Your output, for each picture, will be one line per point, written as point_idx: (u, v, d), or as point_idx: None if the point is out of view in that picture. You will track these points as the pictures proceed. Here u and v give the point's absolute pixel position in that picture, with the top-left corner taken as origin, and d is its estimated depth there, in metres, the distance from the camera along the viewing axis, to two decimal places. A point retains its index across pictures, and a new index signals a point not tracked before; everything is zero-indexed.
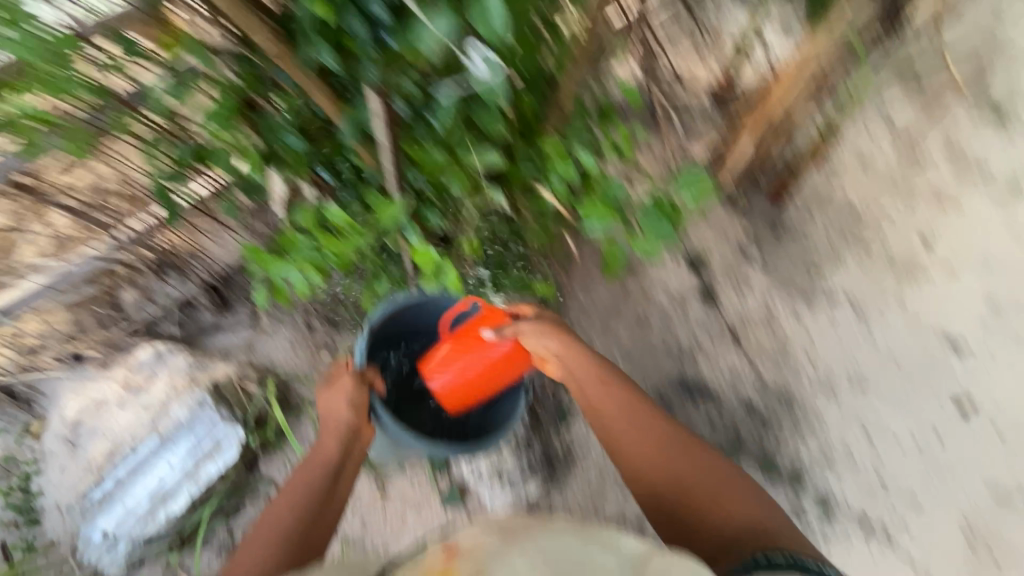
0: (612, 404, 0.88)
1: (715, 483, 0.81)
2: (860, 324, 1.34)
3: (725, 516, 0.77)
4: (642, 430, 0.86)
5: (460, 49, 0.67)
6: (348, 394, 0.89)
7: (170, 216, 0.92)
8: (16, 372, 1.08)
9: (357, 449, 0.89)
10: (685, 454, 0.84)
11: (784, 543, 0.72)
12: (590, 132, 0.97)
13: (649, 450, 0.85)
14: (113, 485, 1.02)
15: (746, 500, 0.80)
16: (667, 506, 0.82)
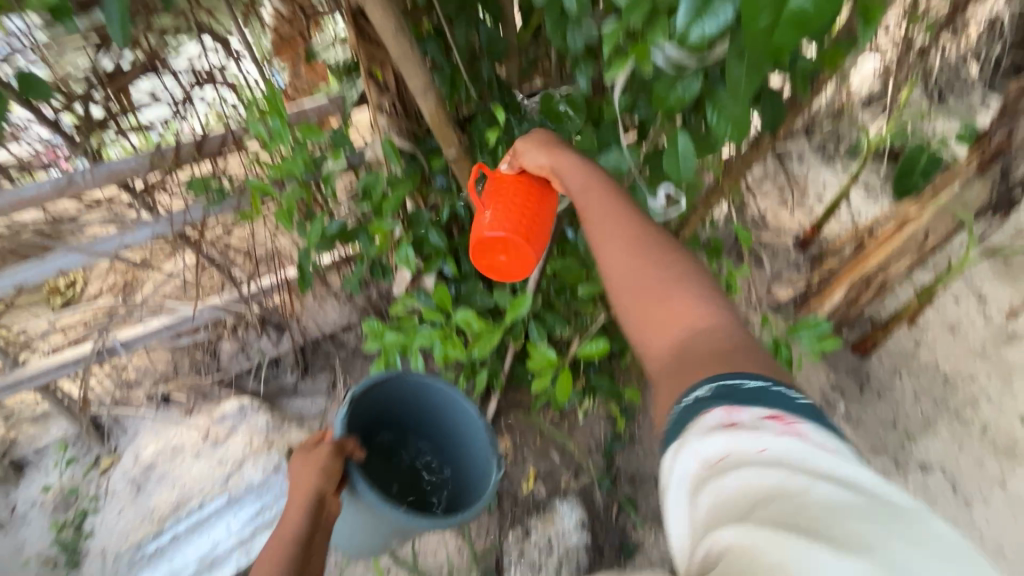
0: (599, 208, 0.54)
1: (676, 274, 0.51)
2: (960, 505, 1.25)
3: (692, 325, 0.48)
4: (608, 215, 0.54)
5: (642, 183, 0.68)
6: (315, 457, 0.68)
7: (304, 282, 0.98)
8: (108, 404, 1.10)
9: (329, 520, 0.66)
10: (654, 244, 0.52)
11: (741, 342, 0.45)
12: (701, 264, 1.02)
13: (618, 250, 0.53)
14: (169, 540, 0.98)
15: (678, 268, 0.51)
16: (634, 306, 0.51)
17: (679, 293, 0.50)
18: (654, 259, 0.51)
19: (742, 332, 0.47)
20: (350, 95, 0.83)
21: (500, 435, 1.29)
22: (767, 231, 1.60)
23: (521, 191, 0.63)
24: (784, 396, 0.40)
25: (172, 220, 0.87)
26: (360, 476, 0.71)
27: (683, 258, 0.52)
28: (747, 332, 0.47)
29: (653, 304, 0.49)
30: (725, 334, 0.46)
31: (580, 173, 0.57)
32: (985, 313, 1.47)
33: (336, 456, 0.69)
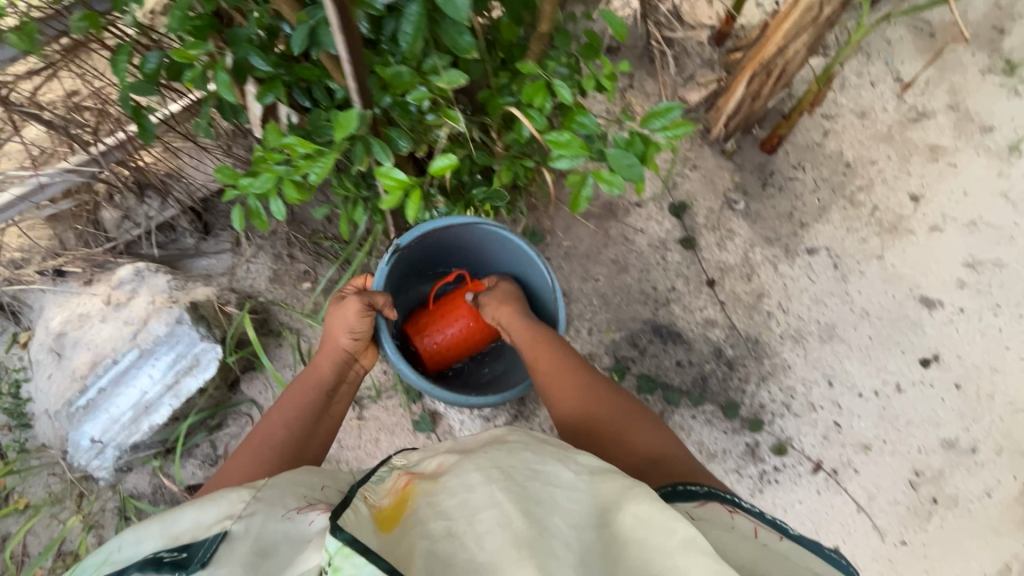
0: (546, 355, 0.95)
1: (611, 400, 0.89)
2: (838, 280, 1.35)
3: (619, 422, 0.86)
4: (562, 372, 0.93)
5: None
6: (351, 319, 0.96)
7: (144, 131, 0.90)
8: (1, 283, 1.12)
9: (348, 374, 1.00)
10: (606, 400, 0.89)
11: (643, 420, 0.86)
12: (570, 64, 0.95)
13: (574, 390, 0.90)
14: (97, 394, 1.07)
15: (615, 393, 0.91)
16: (581, 420, 0.87)
17: (622, 411, 0.88)
18: (604, 400, 0.89)
19: (641, 421, 0.87)
20: None
21: None
22: (680, 26, 1.48)
23: (470, 321, 1.11)
24: (733, 499, 0.64)
25: None
26: (382, 332, 1.00)
27: (610, 391, 0.91)
28: (657, 428, 0.85)
29: (622, 435, 0.84)
30: (633, 426, 0.85)
31: (531, 333, 0.98)
32: (895, 92, 1.45)
33: (366, 316, 0.97)
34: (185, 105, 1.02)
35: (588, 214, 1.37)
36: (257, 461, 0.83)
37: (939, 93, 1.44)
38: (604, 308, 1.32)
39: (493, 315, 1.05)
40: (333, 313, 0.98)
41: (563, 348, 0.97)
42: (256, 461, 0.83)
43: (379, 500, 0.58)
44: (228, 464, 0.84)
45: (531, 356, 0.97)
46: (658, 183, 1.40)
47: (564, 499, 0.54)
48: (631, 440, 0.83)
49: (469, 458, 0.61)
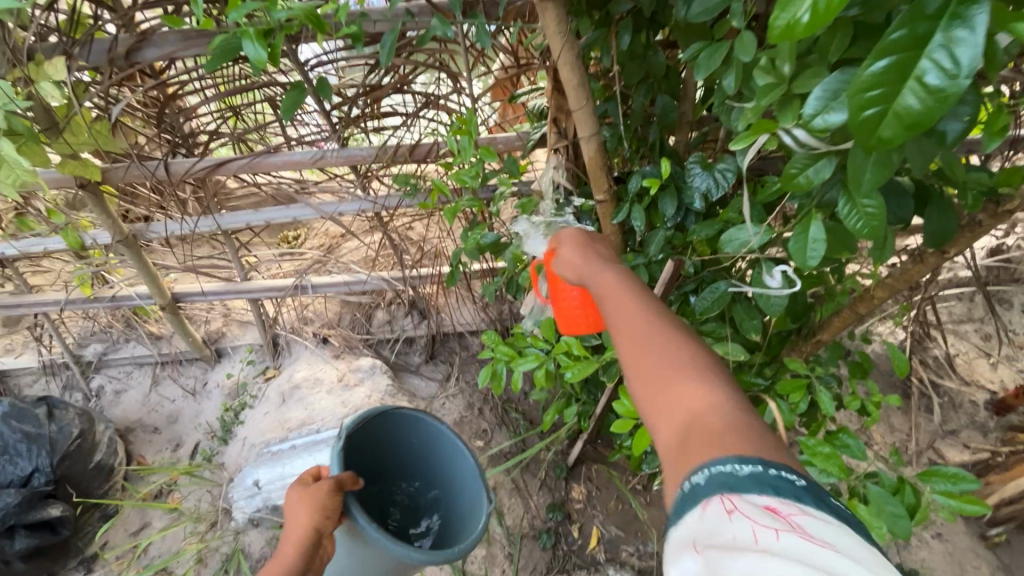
0: (618, 302, 0.55)
1: (688, 346, 0.49)
2: None
3: (698, 421, 0.43)
4: (638, 320, 0.52)
5: (760, 261, 0.68)
6: (314, 495, 0.71)
7: (452, 277, 1.14)
8: (287, 328, 1.39)
9: (319, 555, 0.71)
10: (672, 342, 0.50)
11: (737, 423, 0.41)
12: (836, 376, 0.93)
13: (646, 331, 0.51)
14: (287, 448, 1.18)
15: (700, 358, 0.48)
16: (646, 387, 0.48)
17: (704, 392, 0.45)
18: (673, 347, 0.49)
19: (744, 421, 0.43)
20: (534, 134, 0.98)
21: (576, 481, 1.29)
22: (952, 377, 1.36)
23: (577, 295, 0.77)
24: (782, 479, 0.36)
25: (375, 202, 1.12)
26: (357, 511, 0.73)
27: (696, 344, 0.49)
28: (751, 413, 0.43)
29: (673, 399, 0.46)
30: (736, 427, 0.41)
31: (605, 267, 0.60)
32: None
33: (336, 496, 0.72)
34: (483, 268, 1.26)
35: None
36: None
37: None
38: None
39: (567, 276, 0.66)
40: (291, 499, 0.72)
41: (636, 282, 0.57)
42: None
43: None
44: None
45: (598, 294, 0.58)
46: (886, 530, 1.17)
47: None
48: (697, 451, 0.41)
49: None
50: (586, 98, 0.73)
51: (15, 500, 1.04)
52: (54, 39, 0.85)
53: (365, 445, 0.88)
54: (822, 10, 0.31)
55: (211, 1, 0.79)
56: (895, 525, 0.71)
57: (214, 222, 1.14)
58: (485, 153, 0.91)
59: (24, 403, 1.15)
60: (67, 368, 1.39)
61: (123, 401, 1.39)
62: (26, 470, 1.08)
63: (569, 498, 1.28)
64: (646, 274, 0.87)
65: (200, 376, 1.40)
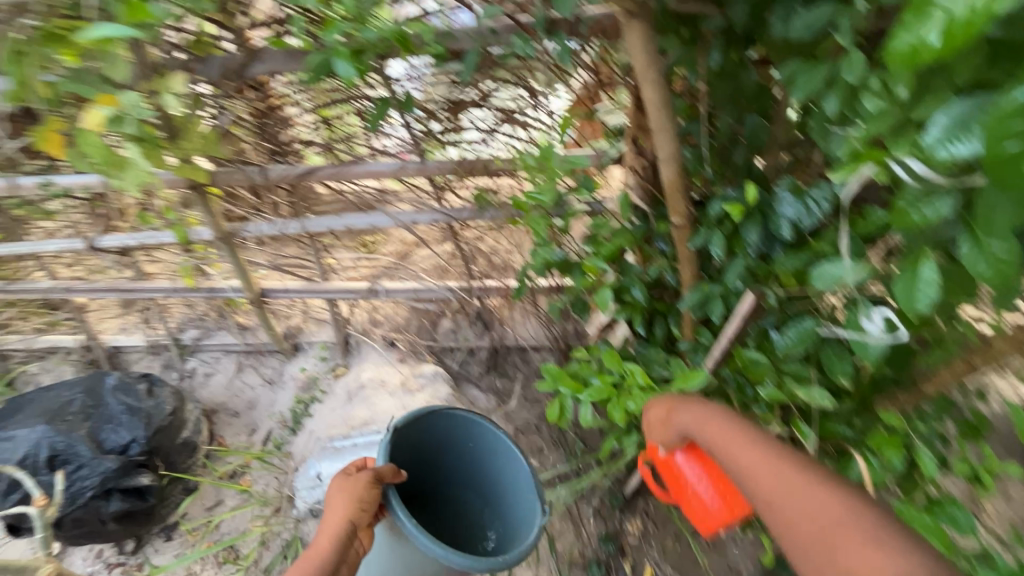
0: (746, 457, 0.59)
1: (830, 488, 0.53)
2: None
3: (854, 562, 0.47)
4: (771, 475, 0.56)
5: (854, 302, 0.63)
6: (355, 487, 0.74)
7: (518, 292, 1.15)
8: (358, 329, 1.45)
9: (351, 552, 0.71)
10: (812, 491, 0.53)
11: (909, 567, 0.44)
12: (942, 435, 0.83)
13: (789, 488, 0.55)
14: (348, 446, 1.22)
15: (831, 487, 0.53)
16: (805, 547, 0.51)
17: (861, 542, 0.48)
18: (812, 498, 0.53)
19: (917, 560, 0.44)
20: (611, 152, 0.97)
21: (632, 514, 1.23)
22: None
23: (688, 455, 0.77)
24: None
25: (448, 213, 1.15)
26: (396, 503, 0.76)
27: (843, 490, 0.52)
28: (928, 561, 0.44)
29: (836, 555, 0.48)
30: (909, 574, 0.44)
31: (721, 418, 0.65)
32: None
33: (375, 488, 0.75)
34: (550, 285, 1.25)
35: None
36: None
37: None
38: None
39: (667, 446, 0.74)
40: (330, 491, 0.75)
41: (763, 437, 0.61)
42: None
43: None
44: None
45: (730, 467, 0.60)
46: None
47: None
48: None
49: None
50: (671, 118, 0.71)
51: (114, 465, 1.15)
52: (180, 55, 0.94)
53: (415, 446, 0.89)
54: (954, 36, 0.29)
55: (316, 22, 0.85)
56: None
57: (302, 225, 1.22)
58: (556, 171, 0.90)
59: (129, 379, 1.28)
60: (168, 349, 1.53)
61: (210, 384, 1.51)
62: (125, 439, 1.19)
63: (624, 530, 1.22)
64: (723, 305, 0.82)
65: (278, 367, 1.49)
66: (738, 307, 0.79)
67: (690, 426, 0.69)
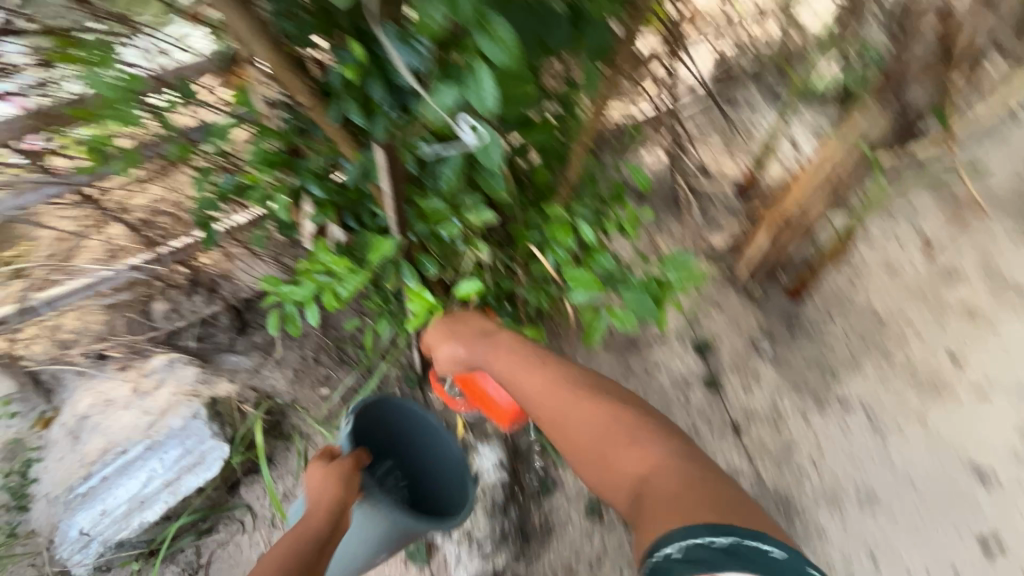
0: (520, 369, 0.87)
1: (650, 423, 0.77)
2: (875, 436, 1.27)
3: (653, 466, 0.71)
4: (572, 395, 0.82)
5: (452, 121, 0.71)
6: (333, 471, 0.92)
7: (207, 238, 1.03)
8: (45, 361, 1.18)
9: (340, 531, 0.85)
10: (610, 415, 0.78)
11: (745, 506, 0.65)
12: (596, 207, 1.05)
13: (593, 411, 0.79)
14: (98, 482, 1.07)
15: (666, 438, 0.74)
16: (610, 438, 0.76)
17: (662, 450, 0.73)
18: (606, 415, 0.78)
19: (703, 475, 0.69)
20: (222, 48, 0.85)
21: (429, 386, 1.29)
22: (705, 180, 1.60)
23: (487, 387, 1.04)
24: (763, 555, 0.58)
25: (67, 181, 0.94)
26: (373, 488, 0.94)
27: (658, 427, 0.76)
28: (736, 489, 0.68)
29: (613, 450, 0.75)
30: (743, 512, 0.64)
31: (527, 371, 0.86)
32: (922, 252, 1.45)
33: (353, 474, 0.93)
34: (248, 218, 1.14)
35: (608, 345, 1.37)
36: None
37: (972, 254, 1.45)
38: None
39: (452, 362, 0.95)
40: (309, 480, 0.93)
41: (566, 380, 0.84)
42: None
43: None
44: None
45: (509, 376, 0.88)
46: (682, 319, 1.40)
47: None
48: (600, 464, 0.75)
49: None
50: None
51: None
52: None
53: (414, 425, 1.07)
54: None
55: None
56: (644, 311, 0.91)
57: None
58: (136, 85, 0.76)
59: None
60: None
61: None
62: None
63: (428, 401, 1.28)
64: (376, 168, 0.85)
65: None
66: (382, 163, 0.81)
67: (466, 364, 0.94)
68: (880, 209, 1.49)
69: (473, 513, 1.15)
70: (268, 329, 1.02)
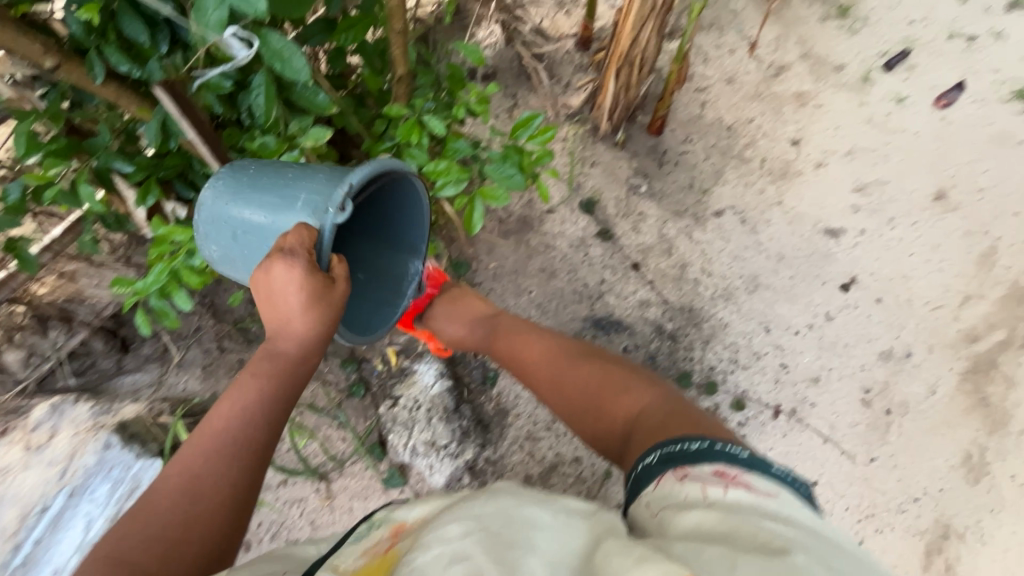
0: (524, 345, 1.06)
1: (629, 377, 0.95)
2: (748, 232, 1.43)
3: (628, 395, 0.92)
4: (568, 368, 1.00)
5: (221, 44, 0.64)
6: (309, 283, 0.71)
7: (25, 262, 0.89)
8: None
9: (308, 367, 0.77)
10: (608, 388, 0.94)
11: (679, 410, 0.84)
12: (438, 98, 1.01)
13: (587, 377, 0.97)
14: (33, 548, 1.00)
15: (631, 380, 0.94)
16: (592, 401, 0.95)
17: (639, 393, 0.91)
18: (607, 385, 0.95)
19: (681, 407, 0.86)
20: None
21: None
22: (547, 43, 1.58)
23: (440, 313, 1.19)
24: (720, 449, 0.70)
25: None
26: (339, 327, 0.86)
27: (623, 370, 0.96)
28: (674, 403, 0.87)
29: (610, 404, 0.92)
30: (678, 412, 0.84)
31: (479, 310, 1.14)
32: (751, 55, 1.56)
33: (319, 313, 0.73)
34: (68, 227, 1.00)
35: (505, 234, 1.41)
36: (188, 486, 0.66)
37: (792, 45, 1.58)
38: (544, 317, 1.36)
39: (459, 334, 1.14)
40: (257, 280, 0.74)
41: (552, 347, 1.04)
42: (178, 489, 0.66)
43: (353, 567, 0.64)
44: (126, 543, 0.63)
45: (522, 371, 1.05)
46: (564, 186, 1.45)
47: (538, 541, 0.60)
48: (594, 408, 0.94)
49: (484, 490, 0.70)
50: None
51: None
52: None
53: (379, 275, 1.03)
54: None
55: None
56: (511, 184, 0.93)
57: None
58: None
59: None
60: None
61: None
62: None
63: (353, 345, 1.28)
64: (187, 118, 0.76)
65: None
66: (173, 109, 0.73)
67: (469, 336, 1.13)
68: (708, 25, 1.56)
69: (431, 424, 1.21)
70: (146, 333, 0.95)
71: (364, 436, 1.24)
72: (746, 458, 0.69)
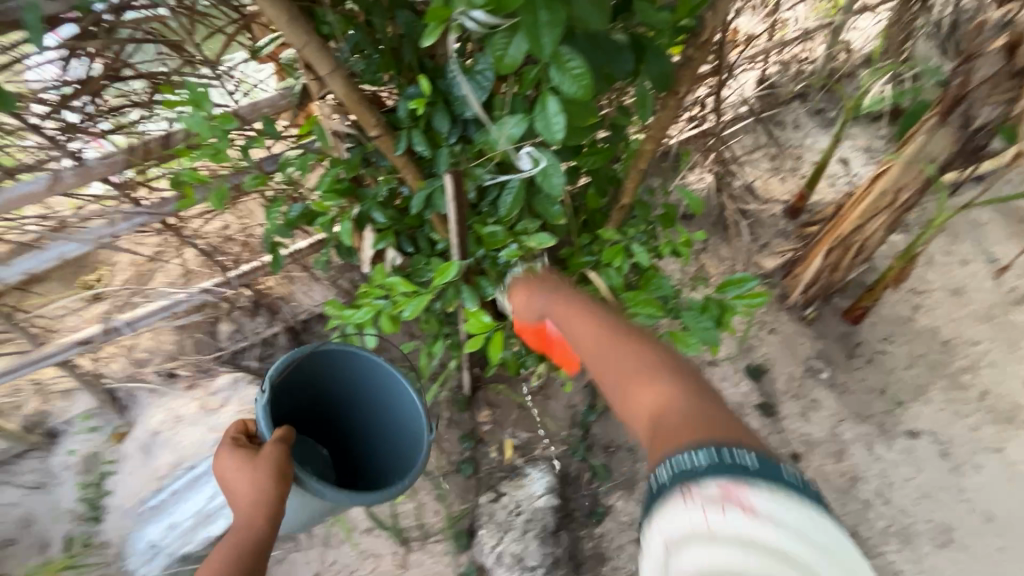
0: (576, 321, 0.69)
1: (647, 355, 0.60)
2: (945, 470, 1.20)
3: (664, 396, 0.54)
4: (619, 345, 0.62)
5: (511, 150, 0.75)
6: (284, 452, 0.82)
7: (275, 264, 1.07)
8: (122, 379, 1.25)
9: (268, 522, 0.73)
10: (653, 377, 0.57)
11: (704, 421, 0.50)
12: (647, 231, 1.04)
13: (629, 351, 0.61)
14: (169, 496, 1.12)
15: (659, 359, 0.59)
16: (626, 379, 0.58)
17: (658, 380, 0.56)
18: (652, 370, 0.58)
19: (716, 417, 0.51)
20: (297, 87, 0.92)
21: (478, 409, 1.31)
22: (753, 201, 1.58)
23: None
24: (736, 456, 0.45)
25: (153, 212, 1.00)
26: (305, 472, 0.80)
27: (648, 347, 0.61)
28: (717, 408, 0.52)
29: (650, 401, 0.55)
30: (700, 422, 0.50)
31: (549, 295, 0.76)
32: (991, 274, 1.39)
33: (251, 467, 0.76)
34: (311, 243, 1.19)
35: None
36: None
37: None
38: None
39: (527, 311, 0.80)
40: (222, 464, 0.78)
41: (605, 319, 0.67)
42: None
43: None
44: None
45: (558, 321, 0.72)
46: (734, 343, 1.37)
47: None
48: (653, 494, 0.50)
49: None
50: (308, 35, 0.68)
51: None
52: None
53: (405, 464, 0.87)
54: None
55: None
56: (706, 335, 0.87)
57: None
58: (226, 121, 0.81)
59: None
60: None
61: None
62: None
63: (476, 424, 1.30)
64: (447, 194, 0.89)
65: (40, 467, 1.22)
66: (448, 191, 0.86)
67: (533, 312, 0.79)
68: (943, 230, 1.43)
69: (525, 539, 1.14)
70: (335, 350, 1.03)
71: (456, 519, 1.21)
72: (797, 485, 0.44)
